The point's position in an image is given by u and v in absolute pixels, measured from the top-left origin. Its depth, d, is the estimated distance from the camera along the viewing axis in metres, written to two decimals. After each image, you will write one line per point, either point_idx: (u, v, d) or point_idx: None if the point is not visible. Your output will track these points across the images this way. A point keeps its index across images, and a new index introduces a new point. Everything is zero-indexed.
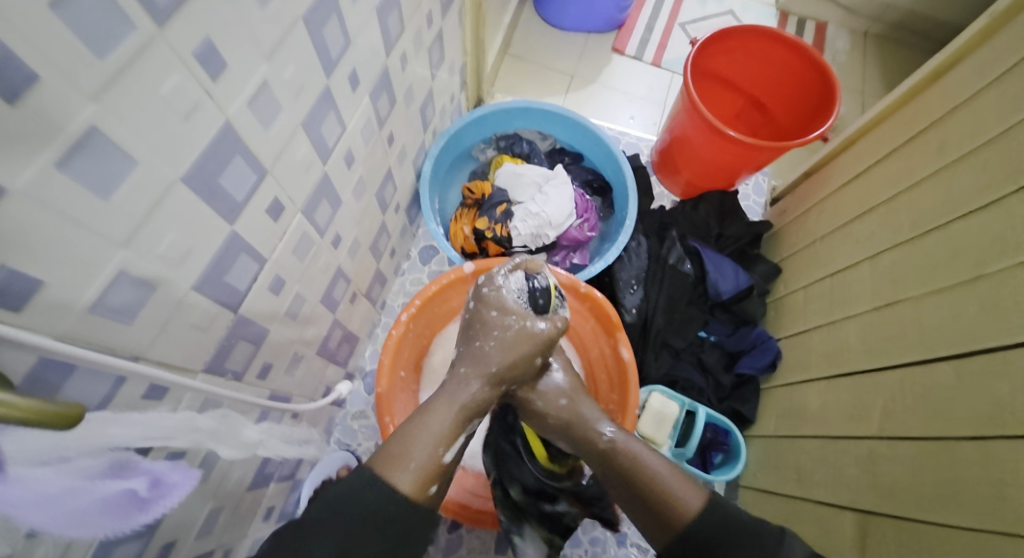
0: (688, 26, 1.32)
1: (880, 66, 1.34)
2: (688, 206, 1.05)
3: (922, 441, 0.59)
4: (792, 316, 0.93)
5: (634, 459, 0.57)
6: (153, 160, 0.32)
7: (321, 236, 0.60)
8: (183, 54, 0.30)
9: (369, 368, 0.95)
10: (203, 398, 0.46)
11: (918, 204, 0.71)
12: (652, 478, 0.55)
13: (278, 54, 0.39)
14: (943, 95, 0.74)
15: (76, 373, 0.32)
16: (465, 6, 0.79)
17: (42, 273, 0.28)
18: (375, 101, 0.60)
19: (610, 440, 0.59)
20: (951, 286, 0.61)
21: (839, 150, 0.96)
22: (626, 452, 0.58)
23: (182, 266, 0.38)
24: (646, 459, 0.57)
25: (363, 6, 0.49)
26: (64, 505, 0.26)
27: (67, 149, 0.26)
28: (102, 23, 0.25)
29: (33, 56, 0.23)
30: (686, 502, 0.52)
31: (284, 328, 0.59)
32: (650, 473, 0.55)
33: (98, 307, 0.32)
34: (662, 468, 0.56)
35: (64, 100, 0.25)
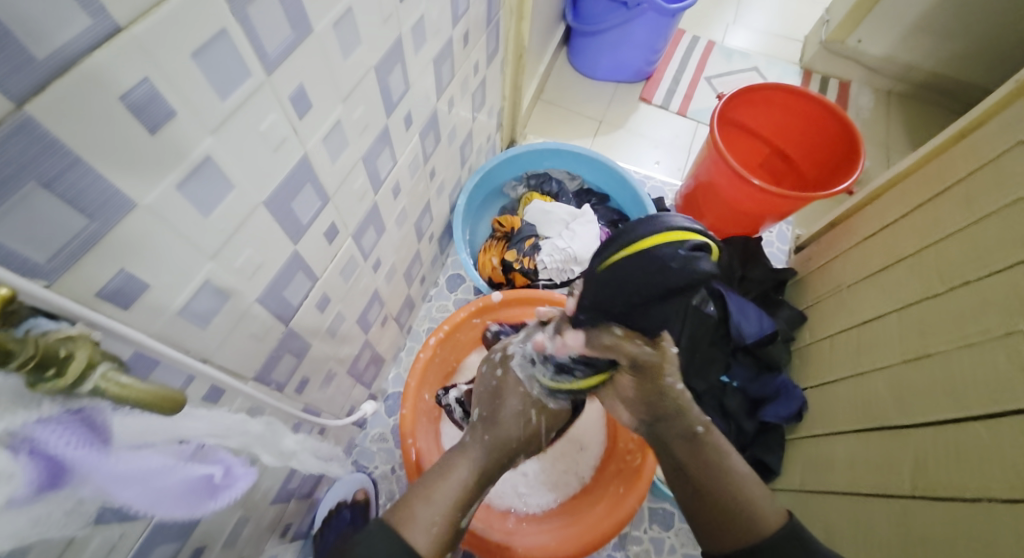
0: (713, 79, 1.38)
1: (903, 123, 1.38)
2: (711, 249, 1.08)
3: (955, 500, 0.58)
4: (818, 365, 0.94)
5: (725, 460, 0.60)
6: (246, 185, 0.36)
7: (365, 260, 0.64)
8: (281, 96, 0.35)
9: (392, 391, 0.98)
10: (251, 403, 0.49)
11: (946, 259, 0.73)
12: (739, 485, 0.58)
13: (352, 97, 0.44)
14: (968, 156, 0.77)
15: (158, 369, 0.36)
16: (508, 56, 0.85)
17: (147, 278, 0.32)
18: (423, 140, 0.65)
19: (704, 428, 0.61)
20: (981, 342, 0.62)
21: (864, 203, 0.99)
22: (715, 448, 0.60)
23: (252, 279, 0.42)
24: (736, 467, 0.59)
25: (423, 57, 0.55)
26: (150, 483, 0.29)
27: (186, 173, 0.31)
28: (228, 70, 0.30)
29: (174, 95, 0.27)
30: (768, 517, 0.56)
31: (323, 344, 0.63)
32: (739, 481, 0.58)
33: (183, 311, 0.36)
34: (741, 470, 0.59)
35: (190, 132, 0.30)
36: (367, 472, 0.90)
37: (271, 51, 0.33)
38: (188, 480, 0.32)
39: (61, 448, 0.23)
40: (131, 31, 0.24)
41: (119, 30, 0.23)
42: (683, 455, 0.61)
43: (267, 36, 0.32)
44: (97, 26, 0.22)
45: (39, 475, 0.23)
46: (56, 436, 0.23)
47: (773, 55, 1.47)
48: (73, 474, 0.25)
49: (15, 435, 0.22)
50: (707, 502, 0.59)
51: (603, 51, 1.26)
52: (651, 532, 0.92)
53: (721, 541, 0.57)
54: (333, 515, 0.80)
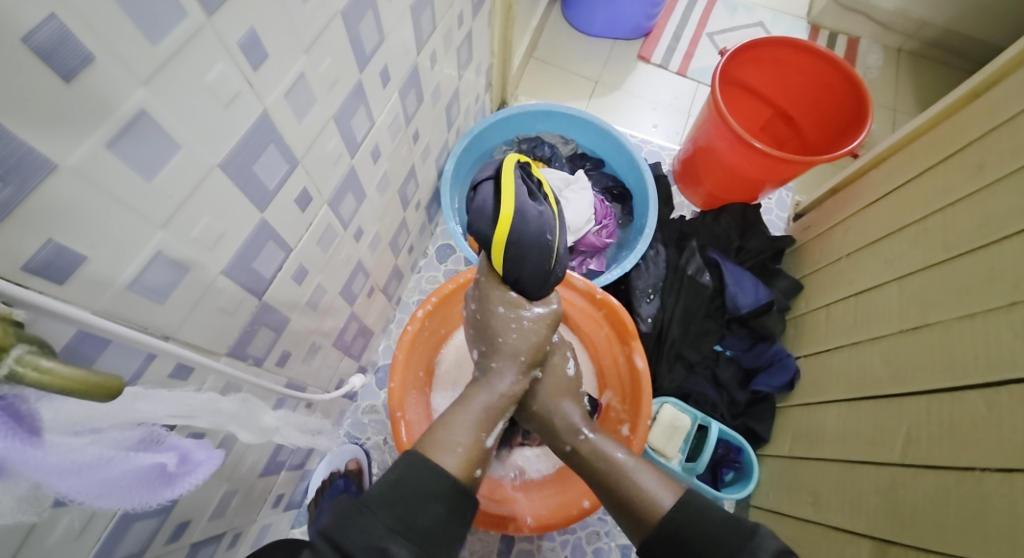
0: (716, 36, 1.31)
1: (912, 83, 1.33)
2: (709, 216, 1.05)
3: (946, 469, 0.57)
4: (813, 335, 0.92)
5: (612, 460, 0.57)
6: (195, 145, 0.33)
7: (344, 229, 0.61)
8: (227, 43, 0.31)
9: (383, 363, 0.96)
10: (224, 381, 0.47)
11: (952, 225, 0.70)
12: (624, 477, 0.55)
13: (316, 47, 0.40)
14: (982, 116, 0.72)
15: (110, 348, 0.33)
16: (495, 8, 0.79)
17: (85, 249, 0.29)
18: (403, 98, 0.61)
19: (574, 446, 0.60)
20: (984, 312, 0.60)
21: (868, 167, 0.95)
22: (592, 451, 0.59)
23: (213, 250, 0.39)
24: (624, 466, 0.56)
25: (398, 4, 0.50)
26: (95, 474, 0.27)
27: (115, 130, 0.27)
28: (156, 7, 0.26)
29: (90, 37, 0.24)
30: (655, 504, 0.51)
31: (304, 317, 0.60)
32: (619, 478, 0.55)
33: (133, 286, 0.33)
34: (626, 465, 0.56)
35: (115, 81, 0.26)
36: (358, 445, 0.89)
37: None
38: (139, 470, 0.30)
39: None
40: None
41: None
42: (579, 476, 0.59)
43: None
44: None
45: None
46: None
47: (780, 9, 1.39)
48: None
49: None
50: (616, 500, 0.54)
51: (599, 5, 1.19)
52: None
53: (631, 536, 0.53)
54: (327, 485, 0.80)
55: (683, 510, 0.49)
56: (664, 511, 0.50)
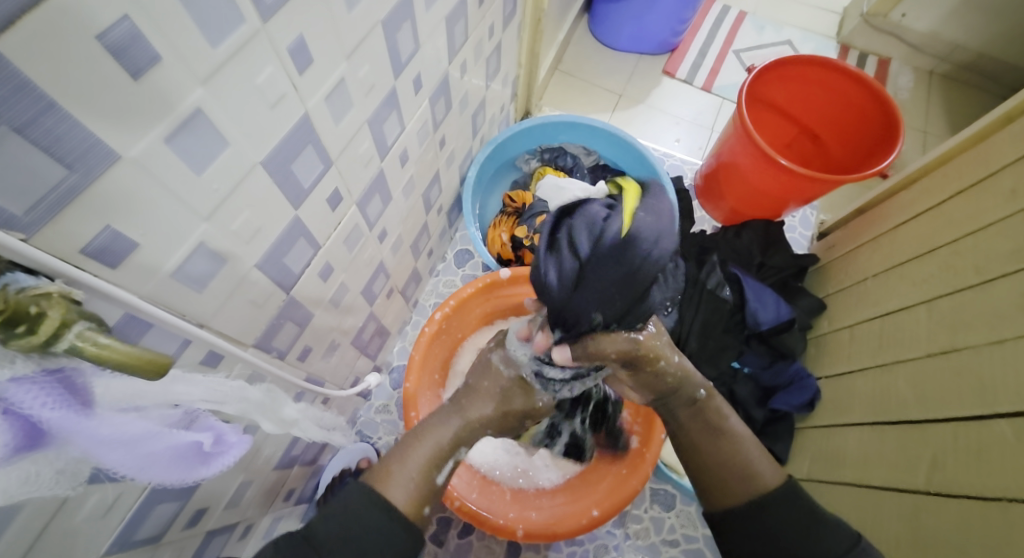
0: (742, 53, 1.32)
1: (943, 106, 1.31)
2: (731, 232, 1.05)
3: (969, 497, 0.57)
4: (835, 355, 0.91)
5: (725, 423, 0.57)
6: (242, 143, 0.34)
7: (369, 230, 0.62)
8: (278, 48, 0.33)
9: (397, 363, 0.97)
10: (251, 370, 0.48)
11: (985, 250, 0.69)
12: (737, 442, 0.55)
13: (356, 54, 0.42)
14: (1016, 140, 0.72)
15: (152, 331, 0.34)
16: (525, 20, 0.81)
17: (136, 237, 0.30)
18: (433, 105, 0.63)
19: (707, 393, 0.58)
20: (1015, 338, 0.59)
21: (898, 188, 0.94)
22: (716, 411, 0.58)
23: (250, 244, 0.41)
24: (741, 433, 0.56)
25: (435, 15, 0.52)
26: (141, 448, 0.28)
27: (174, 125, 0.29)
28: (218, 14, 0.28)
29: (158, 38, 0.25)
30: (766, 477, 0.51)
31: (327, 314, 0.62)
32: (736, 443, 0.54)
33: (176, 274, 0.35)
34: (743, 432, 0.56)
35: (178, 80, 0.28)
36: (370, 443, 0.90)
37: None
38: (177, 447, 0.31)
39: (36, 409, 0.22)
40: None
41: None
42: (686, 419, 0.58)
43: None
44: None
45: (17, 437, 0.22)
46: (31, 396, 0.22)
47: (809, 29, 1.39)
48: (52, 437, 0.24)
49: None
50: (714, 466, 0.53)
51: (626, 20, 1.21)
52: (651, 512, 0.91)
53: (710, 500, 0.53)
54: (337, 482, 0.80)
55: (796, 490, 0.50)
56: (773, 486, 0.50)
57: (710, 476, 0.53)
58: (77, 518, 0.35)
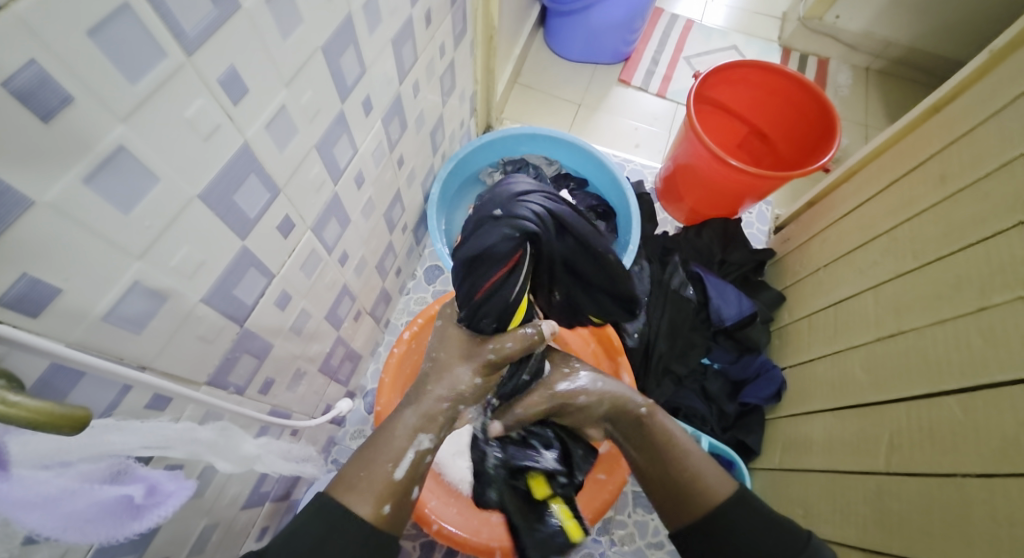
0: (693, 59, 1.36)
1: (881, 100, 1.37)
2: (692, 232, 1.07)
3: (928, 476, 0.58)
4: (797, 345, 0.93)
5: (673, 437, 0.58)
6: (174, 177, 0.33)
7: (329, 254, 0.61)
8: (207, 80, 0.32)
9: (371, 387, 0.95)
10: (205, 410, 0.46)
11: (920, 235, 0.72)
12: (685, 457, 0.56)
13: (296, 81, 0.41)
14: (943, 129, 0.75)
15: (84, 380, 0.33)
16: (477, 37, 0.82)
17: (60, 282, 0.29)
18: (387, 125, 0.62)
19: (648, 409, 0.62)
20: (954, 318, 0.61)
21: (841, 181, 0.97)
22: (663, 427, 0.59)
23: (193, 279, 0.39)
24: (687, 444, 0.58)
25: (379, 38, 0.51)
26: (62, 509, 0.27)
27: (94, 165, 0.28)
28: (134, 51, 0.27)
29: (69, 79, 0.24)
30: (715, 489, 0.52)
31: (288, 343, 0.60)
32: (686, 454, 0.56)
33: (110, 316, 0.33)
34: (689, 445, 0.58)
35: (96, 120, 0.27)
36: None
37: (190, 29, 0.29)
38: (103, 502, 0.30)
39: None
40: (11, 8, 0.21)
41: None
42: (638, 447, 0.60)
43: (185, 13, 0.29)
44: None
45: None
46: None
47: (752, 34, 1.44)
48: None
49: None
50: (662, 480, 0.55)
51: (579, 32, 1.23)
52: (635, 516, 0.91)
53: (675, 518, 0.53)
54: None
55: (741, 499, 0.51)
56: (722, 497, 0.51)
57: (669, 493, 0.54)
58: None
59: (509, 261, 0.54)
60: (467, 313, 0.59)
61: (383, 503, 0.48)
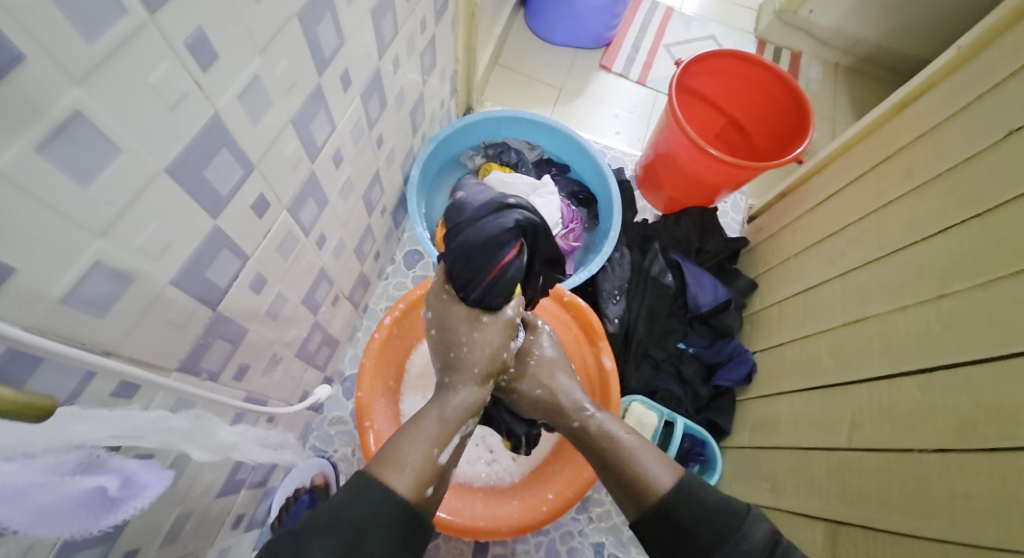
0: (673, 47, 1.35)
1: (849, 95, 1.40)
2: (670, 220, 1.07)
3: (887, 452, 0.60)
4: (767, 330, 0.95)
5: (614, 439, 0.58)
6: (137, 148, 0.31)
7: (306, 236, 0.59)
8: (174, 44, 0.30)
9: (349, 372, 0.94)
10: (176, 397, 0.44)
11: (886, 225, 0.74)
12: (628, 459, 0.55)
13: (270, 50, 0.39)
14: (912, 123, 0.77)
15: (44, 366, 0.31)
16: (458, 15, 0.79)
17: (12, 260, 0.26)
18: (365, 103, 0.60)
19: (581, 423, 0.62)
20: (915, 304, 0.63)
21: (811, 173, 0.99)
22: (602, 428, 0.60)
23: (160, 260, 0.37)
24: (626, 441, 0.58)
25: (358, 9, 0.49)
26: (26, 500, 0.25)
27: (46, 132, 0.25)
28: (92, 7, 0.25)
29: (18, 33, 0.22)
30: (657, 483, 0.52)
31: (264, 327, 0.58)
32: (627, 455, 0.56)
33: (69, 298, 0.31)
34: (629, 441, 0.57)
35: (47, 81, 0.24)
36: (325, 458, 0.86)
37: None
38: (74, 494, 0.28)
39: None
40: None
41: None
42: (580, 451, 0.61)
43: None
44: None
45: None
46: None
47: (729, 24, 1.45)
48: None
49: None
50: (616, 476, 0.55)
51: (562, 14, 1.21)
52: None
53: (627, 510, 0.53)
54: (292, 502, 0.77)
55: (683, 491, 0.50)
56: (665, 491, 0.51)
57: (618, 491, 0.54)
58: None
59: (515, 246, 0.56)
60: (478, 294, 0.58)
61: (423, 484, 0.47)
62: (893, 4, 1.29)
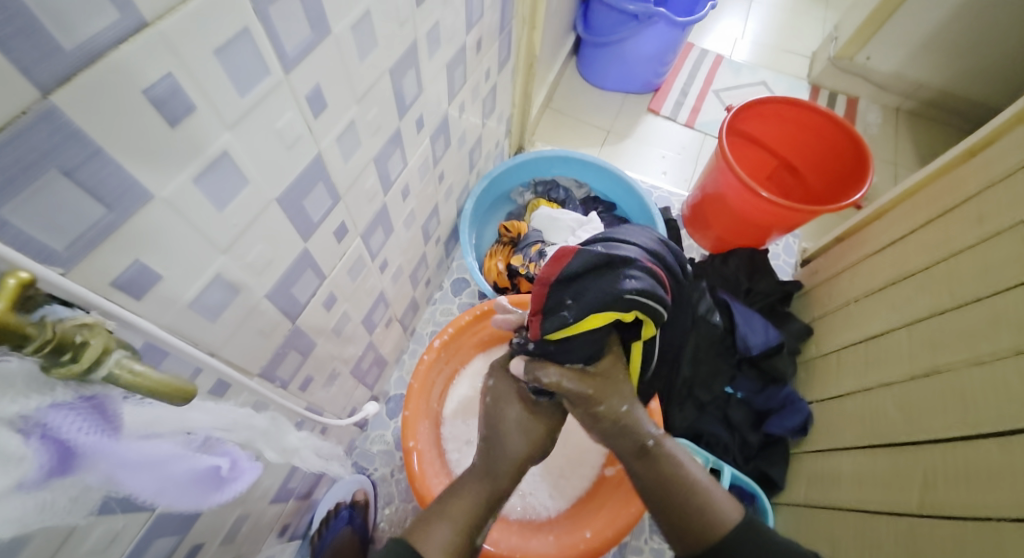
0: (722, 92, 1.39)
1: (911, 140, 1.39)
2: (718, 259, 1.09)
3: (962, 518, 0.58)
4: (825, 381, 0.93)
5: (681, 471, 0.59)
6: (260, 181, 0.37)
7: (372, 261, 0.64)
8: (297, 96, 0.36)
9: (394, 393, 0.98)
10: (255, 399, 0.49)
11: (956, 275, 0.73)
12: (705, 497, 0.56)
13: (366, 99, 0.45)
14: (980, 172, 0.77)
15: (167, 360, 0.36)
16: (518, 64, 0.86)
17: (161, 270, 0.32)
18: (433, 143, 0.66)
19: (656, 441, 0.60)
20: (992, 359, 0.62)
21: (872, 219, 0.99)
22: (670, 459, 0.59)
23: (261, 276, 0.43)
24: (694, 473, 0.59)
25: (437, 62, 0.55)
26: (161, 471, 0.29)
27: (202, 166, 0.31)
28: (248, 70, 0.31)
29: (195, 91, 0.28)
30: (727, 516, 0.55)
31: (329, 342, 0.63)
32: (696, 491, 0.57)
33: (194, 304, 0.36)
34: (704, 481, 0.58)
35: (209, 127, 0.30)
36: (366, 475, 0.90)
37: (290, 51, 0.33)
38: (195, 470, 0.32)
39: (73, 434, 0.23)
40: (156, 26, 0.24)
41: (145, 25, 0.24)
42: (640, 471, 0.60)
43: (287, 36, 0.32)
44: (126, 19, 0.23)
45: (50, 459, 0.23)
46: (70, 421, 0.23)
47: (779, 70, 1.48)
48: (87, 458, 0.25)
49: (27, 419, 0.22)
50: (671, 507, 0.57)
51: (612, 62, 1.27)
52: (652, 544, 0.91)
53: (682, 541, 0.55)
54: (332, 516, 0.80)
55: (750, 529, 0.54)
56: (732, 527, 0.54)
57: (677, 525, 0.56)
58: (81, 549, 0.36)
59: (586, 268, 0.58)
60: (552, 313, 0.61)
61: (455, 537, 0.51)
62: (956, 50, 1.30)
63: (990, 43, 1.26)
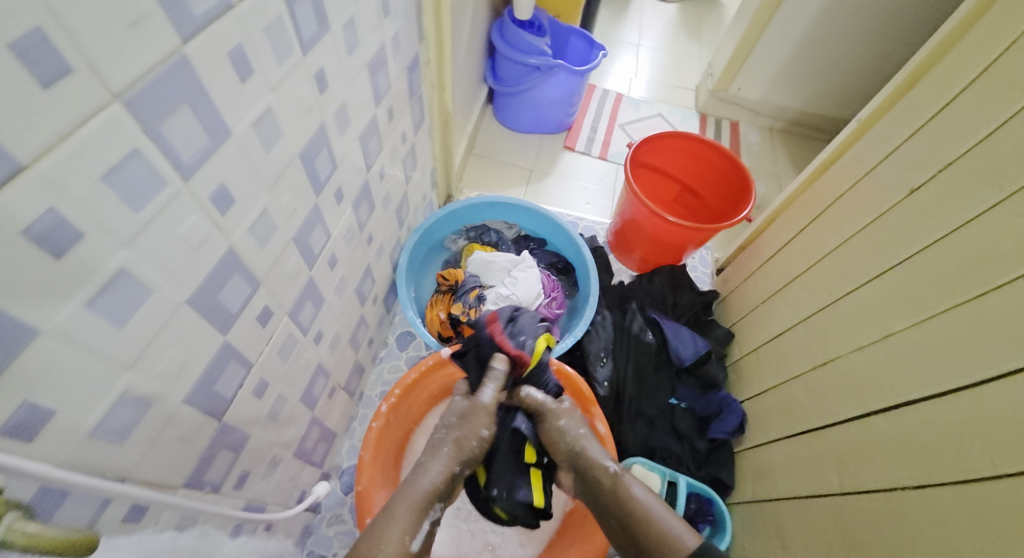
0: (627, 126, 1.49)
1: (787, 153, 1.55)
2: (644, 279, 1.14)
3: (874, 491, 0.62)
4: (750, 379, 0.98)
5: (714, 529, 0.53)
6: (166, 287, 0.35)
7: (304, 335, 0.62)
8: (201, 199, 0.35)
9: (346, 466, 0.93)
10: (181, 514, 0.45)
11: (830, 274, 0.81)
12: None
13: (276, 186, 0.44)
14: (836, 181, 0.88)
15: (71, 498, 0.33)
16: (434, 122, 0.88)
17: (56, 403, 0.30)
18: (356, 210, 0.66)
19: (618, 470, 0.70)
20: (868, 345, 0.69)
21: (764, 228, 1.09)
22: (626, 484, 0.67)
23: (176, 381, 0.40)
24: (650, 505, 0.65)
25: (349, 136, 0.56)
26: None
27: (96, 290, 0.30)
28: (141, 187, 0.30)
29: (84, 218, 0.27)
30: None
31: (264, 431, 0.59)
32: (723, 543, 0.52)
33: (97, 431, 0.34)
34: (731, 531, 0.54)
35: (102, 249, 0.29)
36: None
37: (187, 159, 0.33)
38: None
39: None
40: (35, 167, 0.24)
41: (22, 168, 0.23)
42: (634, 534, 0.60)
43: (183, 146, 0.32)
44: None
45: None
46: None
47: (673, 103, 1.62)
48: None
49: None
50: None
51: (525, 108, 1.34)
52: None
53: None
54: None
55: None
56: None
57: None
58: None
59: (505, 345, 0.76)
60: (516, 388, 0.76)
61: None
62: (806, 76, 1.46)
63: (832, 71, 1.43)
